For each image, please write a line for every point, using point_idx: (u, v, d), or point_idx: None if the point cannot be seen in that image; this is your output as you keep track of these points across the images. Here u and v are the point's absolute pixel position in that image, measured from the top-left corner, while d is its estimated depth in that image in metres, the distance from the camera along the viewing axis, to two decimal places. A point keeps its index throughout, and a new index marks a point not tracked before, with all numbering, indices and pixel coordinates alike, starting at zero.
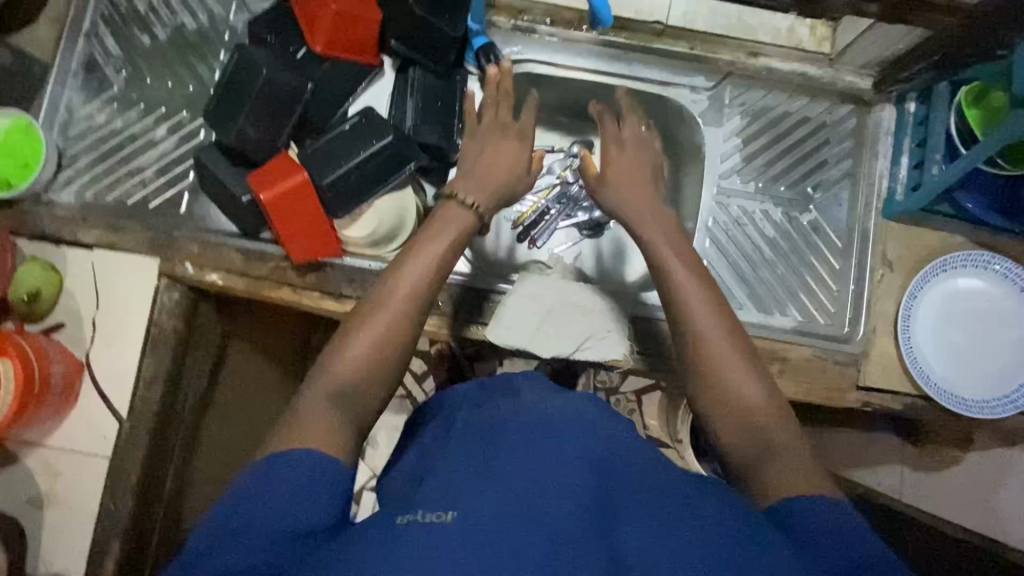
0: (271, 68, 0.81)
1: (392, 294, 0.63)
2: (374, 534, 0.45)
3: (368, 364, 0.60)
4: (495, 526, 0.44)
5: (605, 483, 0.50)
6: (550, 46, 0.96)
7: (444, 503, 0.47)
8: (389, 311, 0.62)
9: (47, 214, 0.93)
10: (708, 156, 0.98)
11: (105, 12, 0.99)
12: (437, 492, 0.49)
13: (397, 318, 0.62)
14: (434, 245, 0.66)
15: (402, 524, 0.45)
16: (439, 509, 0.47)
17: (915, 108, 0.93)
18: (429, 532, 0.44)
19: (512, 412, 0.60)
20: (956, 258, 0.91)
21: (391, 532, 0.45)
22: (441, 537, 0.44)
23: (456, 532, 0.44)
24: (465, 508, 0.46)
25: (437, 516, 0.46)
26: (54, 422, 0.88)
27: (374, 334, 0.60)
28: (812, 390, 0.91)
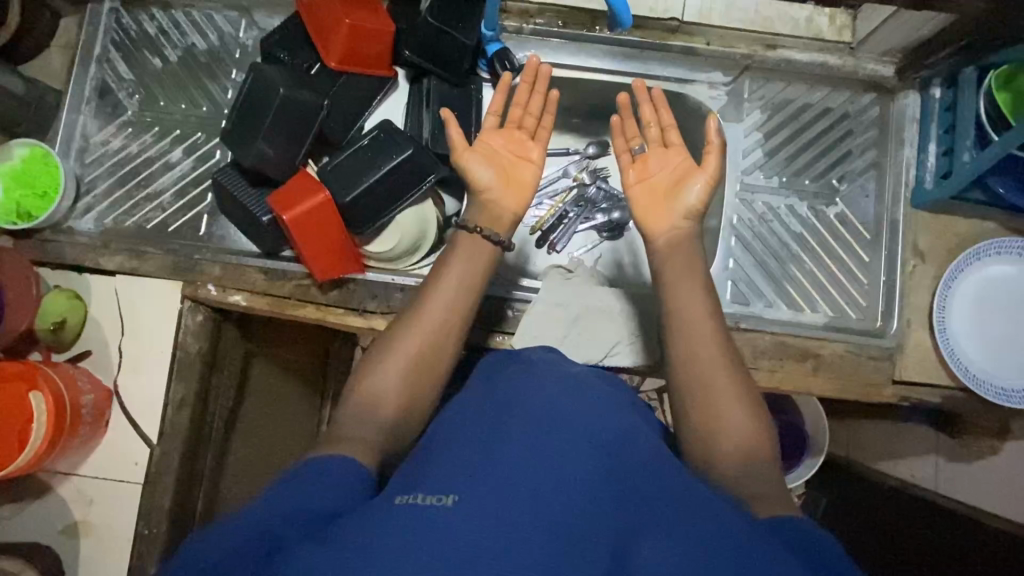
0: (287, 86, 0.80)
1: (425, 317, 0.67)
2: (375, 517, 0.45)
3: (395, 386, 0.64)
4: (495, 512, 0.45)
5: (610, 471, 0.50)
6: (564, 49, 0.95)
7: (446, 485, 0.48)
8: (422, 334, 0.66)
9: (68, 243, 0.93)
10: (729, 152, 0.96)
11: (115, 37, 0.99)
12: (440, 472, 0.49)
13: (424, 347, 0.66)
14: (460, 271, 0.70)
15: (402, 507, 0.46)
16: (440, 492, 0.47)
17: (941, 94, 0.91)
18: (429, 517, 0.44)
19: (525, 386, 0.59)
20: (991, 246, 0.88)
21: (391, 515, 0.45)
22: (441, 524, 0.44)
23: (455, 519, 0.44)
24: (467, 496, 0.46)
25: (438, 500, 0.46)
26: (86, 450, 0.88)
27: (408, 355, 0.65)
28: (846, 386, 0.90)
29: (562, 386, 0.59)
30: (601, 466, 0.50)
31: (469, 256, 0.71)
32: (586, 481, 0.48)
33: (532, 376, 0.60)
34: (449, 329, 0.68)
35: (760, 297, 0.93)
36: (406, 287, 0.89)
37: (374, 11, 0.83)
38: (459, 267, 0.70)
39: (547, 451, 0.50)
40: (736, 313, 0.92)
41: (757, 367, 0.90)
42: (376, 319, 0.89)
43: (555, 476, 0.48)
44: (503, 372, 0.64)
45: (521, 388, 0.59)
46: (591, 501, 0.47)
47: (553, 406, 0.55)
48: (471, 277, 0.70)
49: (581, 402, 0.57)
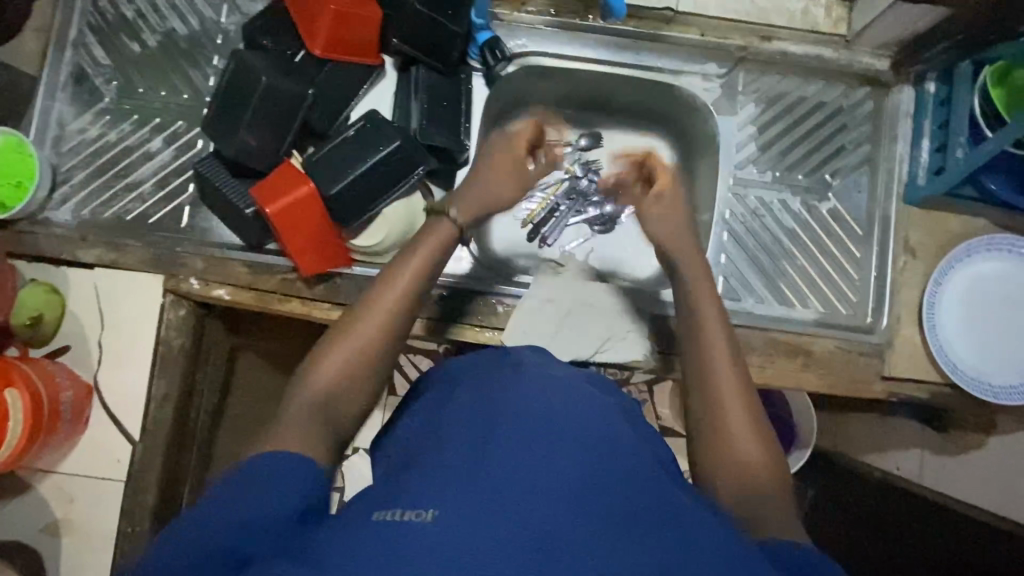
0: (271, 74, 0.77)
1: (376, 307, 0.65)
2: (351, 536, 0.44)
3: (341, 382, 0.61)
4: (475, 526, 0.43)
5: (597, 482, 0.48)
6: (557, 39, 0.93)
7: (425, 498, 0.46)
8: (371, 327, 0.64)
9: (44, 235, 0.90)
10: (723, 146, 0.95)
11: (91, 20, 0.96)
12: (421, 483, 0.48)
13: (380, 337, 0.64)
14: (416, 260, 0.69)
15: (379, 525, 0.44)
16: (419, 506, 0.45)
17: (935, 88, 0.90)
18: (405, 533, 0.43)
19: (508, 390, 0.57)
20: (979, 245, 0.88)
21: (368, 531, 0.44)
22: (419, 542, 0.42)
23: (434, 534, 0.43)
24: (446, 510, 0.45)
25: (417, 515, 0.45)
26: (66, 447, 0.86)
27: (357, 348, 0.63)
28: (837, 382, 0.89)
29: (550, 390, 0.57)
30: (587, 477, 0.48)
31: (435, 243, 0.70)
32: (571, 493, 0.47)
33: (518, 380, 0.58)
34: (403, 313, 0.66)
35: (752, 293, 0.93)
36: None
37: None
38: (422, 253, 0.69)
39: (531, 461, 0.48)
40: (726, 308, 0.92)
41: (748, 363, 0.89)
42: None
43: (539, 488, 0.47)
44: (489, 375, 0.62)
45: (507, 392, 0.57)
46: (576, 514, 0.45)
47: (540, 413, 0.53)
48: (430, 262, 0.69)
49: (564, 405, 0.55)
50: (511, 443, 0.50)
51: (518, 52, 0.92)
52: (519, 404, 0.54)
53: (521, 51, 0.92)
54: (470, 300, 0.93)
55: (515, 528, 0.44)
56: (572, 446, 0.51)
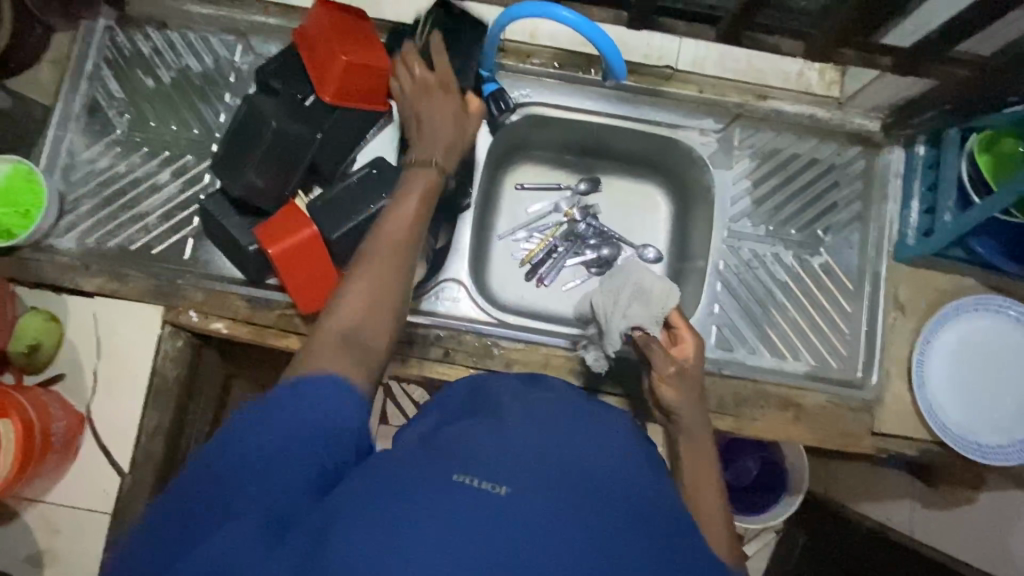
0: (280, 119, 0.80)
1: (383, 236, 0.67)
2: (435, 492, 0.44)
3: (366, 302, 0.63)
4: (544, 511, 0.44)
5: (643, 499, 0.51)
6: (560, 90, 0.96)
7: (497, 473, 0.47)
8: (383, 254, 0.66)
9: (48, 262, 0.91)
10: (718, 199, 0.98)
11: (108, 55, 0.98)
12: (490, 457, 0.49)
13: (384, 264, 0.65)
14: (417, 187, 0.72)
15: (459, 486, 0.45)
16: (494, 480, 0.46)
17: (925, 151, 0.93)
18: (482, 502, 0.44)
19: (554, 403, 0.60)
20: (968, 303, 0.90)
21: (449, 490, 0.44)
22: (493, 509, 0.44)
23: (506, 512, 0.44)
24: (521, 487, 0.46)
25: (493, 488, 0.45)
26: (54, 476, 0.85)
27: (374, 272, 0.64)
28: (827, 437, 0.90)
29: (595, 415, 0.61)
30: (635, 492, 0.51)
31: (425, 181, 0.72)
32: (624, 511, 0.48)
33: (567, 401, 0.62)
34: (404, 253, 0.67)
35: (744, 344, 0.94)
36: None
37: (371, 47, 0.83)
38: (415, 193, 0.71)
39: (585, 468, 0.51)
40: (719, 358, 0.93)
41: (738, 414, 0.90)
42: None
43: (596, 491, 0.49)
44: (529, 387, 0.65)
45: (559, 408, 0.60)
46: (629, 531, 0.47)
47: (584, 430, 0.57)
48: (418, 214, 0.70)
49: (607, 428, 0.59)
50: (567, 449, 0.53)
51: (522, 101, 0.95)
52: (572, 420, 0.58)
53: (525, 101, 0.96)
54: (478, 344, 0.92)
55: (580, 522, 0.45)
56: (612, 458, 0.54)
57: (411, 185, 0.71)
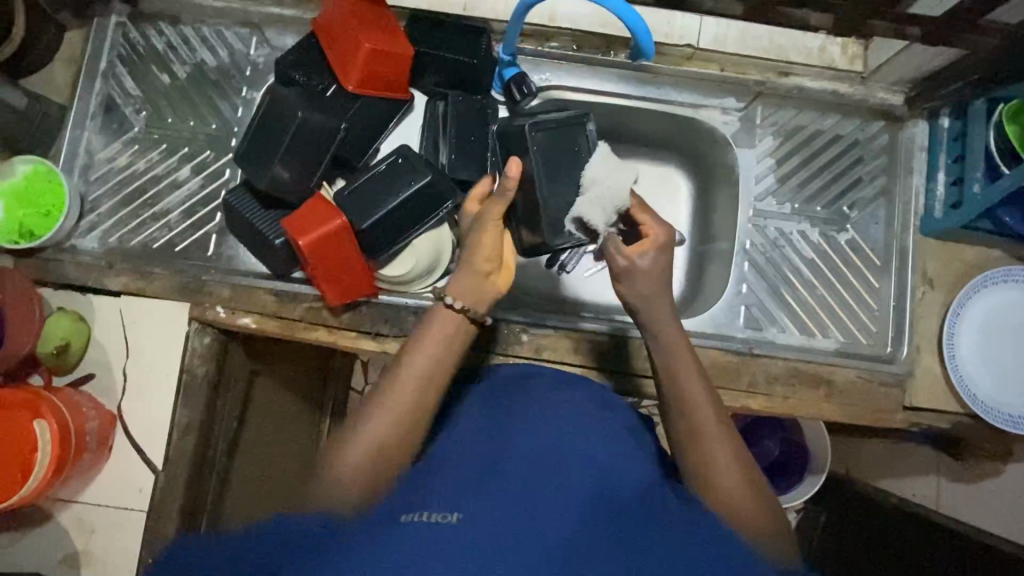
0: (305, 108, 0.79)
1: (428, 338, 0.68)
2: (385, 531, 0.47)
3: (412, 397, 0.65)
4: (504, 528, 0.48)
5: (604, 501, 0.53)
6: (580, 73, 0.95)
7: (452, 503, 0.50)
8: (424, 355, 0.67)
9: (72, 262, 0.91)
10: (742, 178, 0.97)
11: (121, 52, 0.97)
12: (442, 495, 0.52)
13: (428, 369, 0.67)
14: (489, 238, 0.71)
15: (410, 522, 0.48)
16: (445, 509, 0.49)
17: (949, 124, 0.92)
18: (439, 530, 0.47)
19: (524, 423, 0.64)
20: (997, 275, 0.90)
21: (400, 528, 0.47)
22: (450, 538, 0.46)
23: (461, 533, 0.47)
24: (472, 514, 0.49)
25: (444, 517, 0.48)
26: (87, 477, 0.85)
27: (420, 371, 0.66)
28: (859, 412, 0.90)
29: (560, 430, 0.64)
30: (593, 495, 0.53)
31: (443, 330, 0.69)
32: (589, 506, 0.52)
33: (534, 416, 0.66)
34: (428, 394, 0.66)
35: (773, 322, 0.94)
36: (420, 309, 0.89)
37: (392, 33, 0.82)
38: (435, 337, 0.68)
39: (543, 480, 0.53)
40: (748, 338, 0.93)
41: (769, 392, 0.90)
42: (390, 343, 0.88)
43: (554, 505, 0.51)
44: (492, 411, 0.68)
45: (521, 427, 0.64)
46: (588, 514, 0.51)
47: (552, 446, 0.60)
48: (446, 351, 0.68)
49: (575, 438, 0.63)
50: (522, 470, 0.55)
51: (542, 85, 0.95)
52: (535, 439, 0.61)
53: (545, 84, 0.95)
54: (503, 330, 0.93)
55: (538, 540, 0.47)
56: (574, 465, 0.57)
57: (436, 322, 0.68)
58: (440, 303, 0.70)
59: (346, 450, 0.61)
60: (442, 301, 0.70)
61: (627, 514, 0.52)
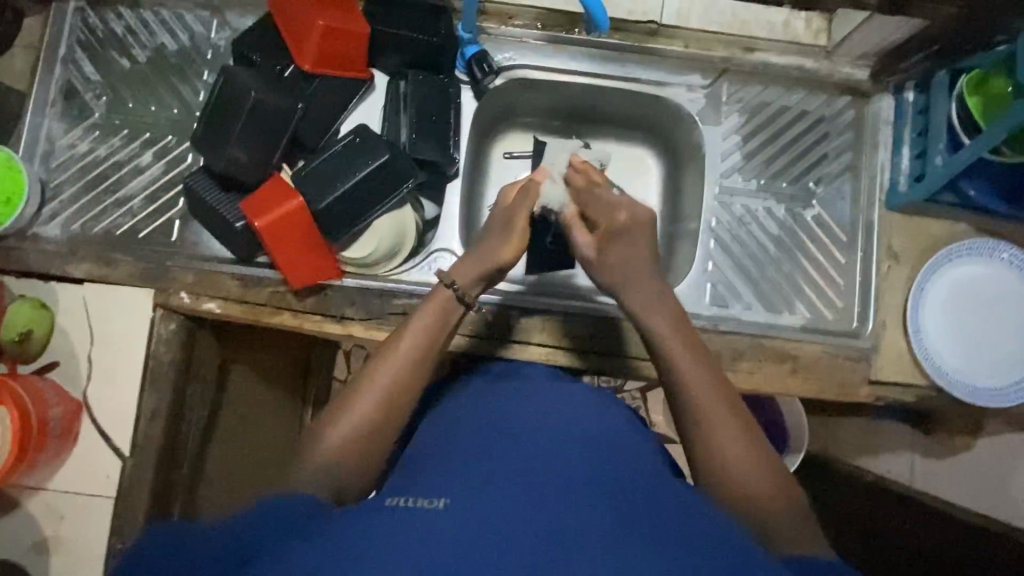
0: (259, 88, 0.78)
1: (423, 313, 0.72)
2: (369, 519, 0.48)
3: (400, 374, 0.68)
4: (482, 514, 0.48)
5: (596, 484, 0.52)
6: (543, 51, 0.94)
7: (435, 493, 0.51)
8: (414, 333, 0.70)
9: (35, 250, 0.90)
10: (708, 156, 0.97)
11: (81, 37, 0.96)
12: (431, 490, 0.52)
13: (418, 348, 0.70)
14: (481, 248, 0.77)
15: (395, 512, 0.48)
16: (431, 498, 0.50)
17: (914, 97, 0.92)
18: (417, 517, 0.48)
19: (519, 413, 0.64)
20: (961, 248, 0.91)
21: (384, 518, 0.47)
22: (433, 525, 0.47)
23: (442, 518, 0.47)
24: (457, 504, 0.49)
25: (428, 504, 0.49)
26: (54, 465, 0.86)
27: (408, 350, 0.69)
28: (825, 387, 0.90)
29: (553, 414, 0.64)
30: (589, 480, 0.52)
31: (436, 309, 0.72)
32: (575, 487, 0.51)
33: (532, 407, 0.65)
34: (416, 374, 0.69)
35: (738, 299, 0.94)
36: (385, 291, 0.89)
37: (348, 12, 0.82)
38: (426, 319, 0.71)
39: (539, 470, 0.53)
40: (714, 315, 0.93)
41: (736, 369, 0.90)
42: (355, 326, 0.88)
43: (545, 489, 0.50)
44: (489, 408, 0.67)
45: (519, 419, 0.63)
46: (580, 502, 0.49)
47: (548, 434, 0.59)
48: (436, 331, 0.71)
49: (570, 421, 0.63)
50: (516, 461, 0.55)
51: (506, 64, 0.94)
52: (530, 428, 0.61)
53: (509, 63, 0.94)
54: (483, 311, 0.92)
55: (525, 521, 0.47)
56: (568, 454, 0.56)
57: (427, 308, 0.72)
58: (440, 284, 0.74)
59: (338, 423, 0.65)
60: (444, 284, 0.73)
61: (620, 496, 0.51)
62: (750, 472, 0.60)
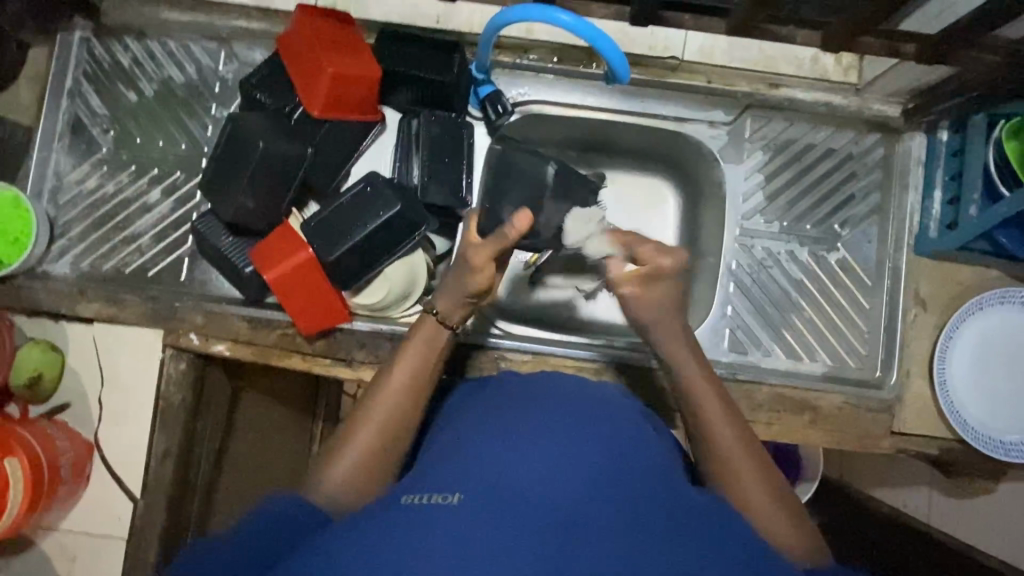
0: (267, 138, 0.76)
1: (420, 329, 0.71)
2: (384, 513, 0.47)
3: (406, 392, 0.66)
4: (506, 509, 0.46)
5: (611, 474, 0.51)
6: (558, 86, 0.91)
7: (457, 486, 0.49)
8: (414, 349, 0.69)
9: (42, 288, 0.89)
10: (729, 196, 0.93)
11: (87, 68, 0.94)
12: (443, 475, 0.51)
13: (419, 365, 0.68)
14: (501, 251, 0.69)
15: (409, 505, 0.47)
16: (451, 491, 0.48)
17: (948, 137, 0.88)
18: (441, 514, 0.46)
19: (539, 398, 0.61)
20: (991, 297, 0.86)
21: (398, 510, 0.47)
22: (455, 519, 0.45)
23: (466, 516, 0.45)
24: (474, 497, 0.47)
25: (446, 499, 0.47)
26: (66, 508, 0.84)
27: (410, 364, 0.68)
28: (845, 438, 0.87)
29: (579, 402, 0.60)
30: (603, 467, 0.51)
31: (426, 333, 0.70)
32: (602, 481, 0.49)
33: (541, 385, 0.64)
34: (417, 398, 0.67)
35: (757, 345, 0.91)
36: (396, 336, 0.87)
37: (358, 55, 0.80)
38: (422, 338, 0.70)
39: (552, 452, 0.52)
40: (733, 362, 0.90)
41: (753, 419, 0.87)
42: (364, 370, 0.86)
43: (557, 475, 0.49)
44: (510, 393, 0.64)
45: (533, 395, 0.62)
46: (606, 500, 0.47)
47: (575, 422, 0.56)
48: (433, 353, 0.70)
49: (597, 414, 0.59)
50: (527, 440, 0.53)
51: (521, 99, 0.91)
52: (543, 404, 0.59)
53: (523, 99, 0.91)
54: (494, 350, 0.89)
55: (553, 524, 0.45)
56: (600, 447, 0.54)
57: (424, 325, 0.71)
58: (425, 313, 0.72)
59: (342, 443, 0.62)
60: (430, 313, 0.71)
61: (644, 490, 0.50)
62: (765, 507, 0.57)
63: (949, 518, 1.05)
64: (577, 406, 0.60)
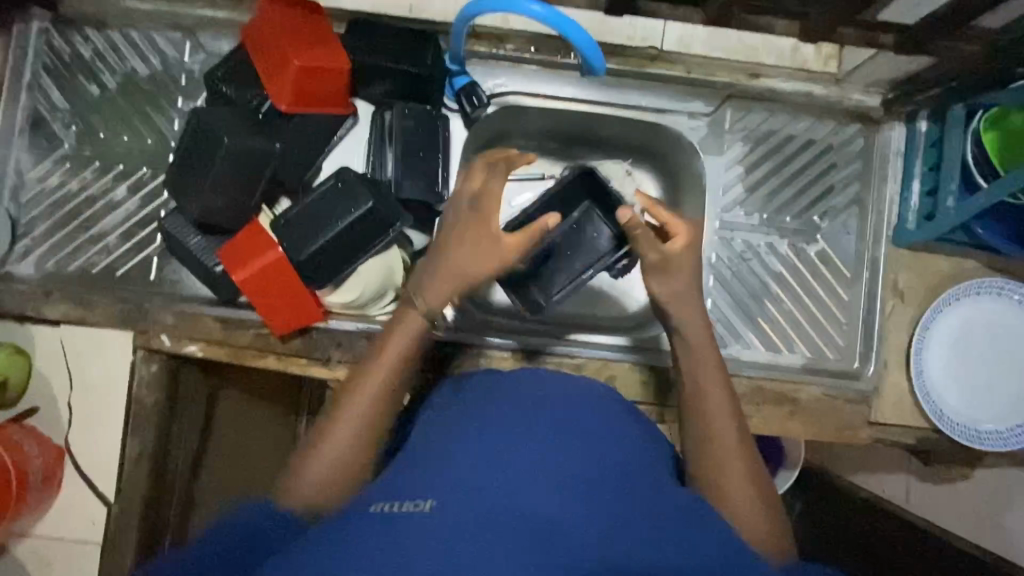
0: (233, 134, 0.74)
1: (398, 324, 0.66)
2: (353, 522, 0.45)
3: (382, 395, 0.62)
4: (475, 513, 0.44)
5: (587, 475, 0.49)
6: (535, 76, 0.89)
7: (423, 491, 0.47)
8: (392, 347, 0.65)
9: (7, 290, 0.86)
10: (710, 188, 0.92)
11: (45, 60, 0.91)
12: (417, 480, 0.49)
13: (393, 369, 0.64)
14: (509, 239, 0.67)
15: (380, 514, 0.45)
16: (418, 498, 0.47)
17: (927, 128, 0.87)
18: (408, 522, 0.44)
19: (514, 395, 0.59)
20: (968, 287, 0.86)
21: (369, 518, 0.45)
22: (422, 524, 0.44)
23: (434, 521, 0.44)
24: (448, 501, 0.46)
25: (416, 505, 0.46)
26: (37, 516, 0.81)
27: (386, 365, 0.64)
28: (824, 430, 0.88)
29: (556, 397, 0.58)
30: (583, 467, 0.49)
31: (408, 336, 0.65)
32: (575, 481, 0.48)
33: (526, 379, 0.62)
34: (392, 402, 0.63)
35: (737, 338, 0.91)
36: (372, 334, 0.85)
37: (326, 47, 0.77)
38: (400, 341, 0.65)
39: (531, 452, 0.50)
40: None
41: None
42: (342, 369, 0.85)
43: (534, 475, 0.48)
44: (489, 389, 0.62)
45: (515, 391, 0.60)
46: (579, 501, 0.46)
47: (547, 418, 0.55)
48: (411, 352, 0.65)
49: (571, 407, 0.57)
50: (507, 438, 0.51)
51: (496, 90, 0.89)
52: (525, 402, 0.57)
53: (500, 90, 0.89)
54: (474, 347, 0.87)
55: (522, 528, 0.43)
56: (575, 440, 0.52)
57: (402, 326, 0.66)
58: (409, 301, 0.67)
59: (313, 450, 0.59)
60: (416, 307, 0.67)
61: (618, 490, 0.49)
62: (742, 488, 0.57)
63: (926, 503, 1.06)
64: (558, 403, 0.58)
